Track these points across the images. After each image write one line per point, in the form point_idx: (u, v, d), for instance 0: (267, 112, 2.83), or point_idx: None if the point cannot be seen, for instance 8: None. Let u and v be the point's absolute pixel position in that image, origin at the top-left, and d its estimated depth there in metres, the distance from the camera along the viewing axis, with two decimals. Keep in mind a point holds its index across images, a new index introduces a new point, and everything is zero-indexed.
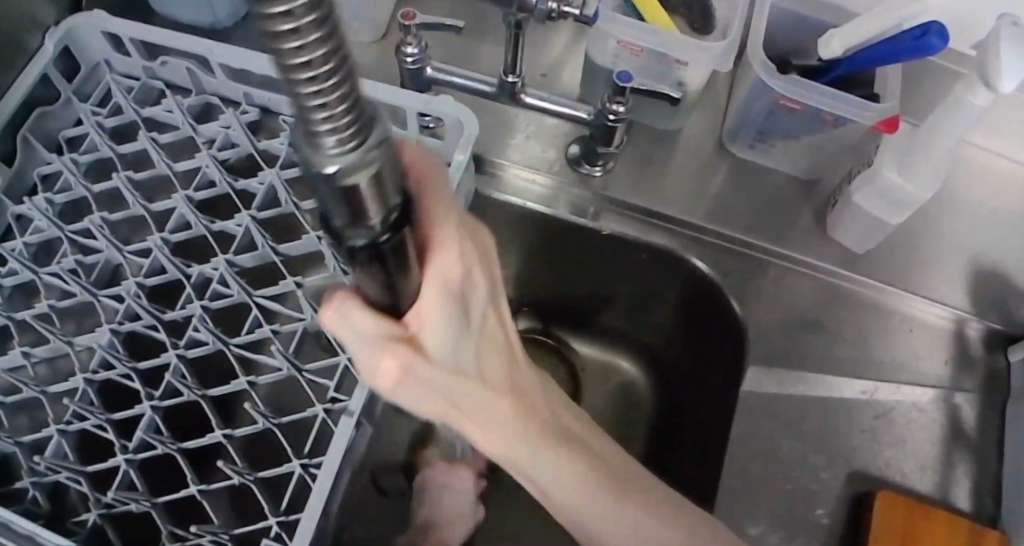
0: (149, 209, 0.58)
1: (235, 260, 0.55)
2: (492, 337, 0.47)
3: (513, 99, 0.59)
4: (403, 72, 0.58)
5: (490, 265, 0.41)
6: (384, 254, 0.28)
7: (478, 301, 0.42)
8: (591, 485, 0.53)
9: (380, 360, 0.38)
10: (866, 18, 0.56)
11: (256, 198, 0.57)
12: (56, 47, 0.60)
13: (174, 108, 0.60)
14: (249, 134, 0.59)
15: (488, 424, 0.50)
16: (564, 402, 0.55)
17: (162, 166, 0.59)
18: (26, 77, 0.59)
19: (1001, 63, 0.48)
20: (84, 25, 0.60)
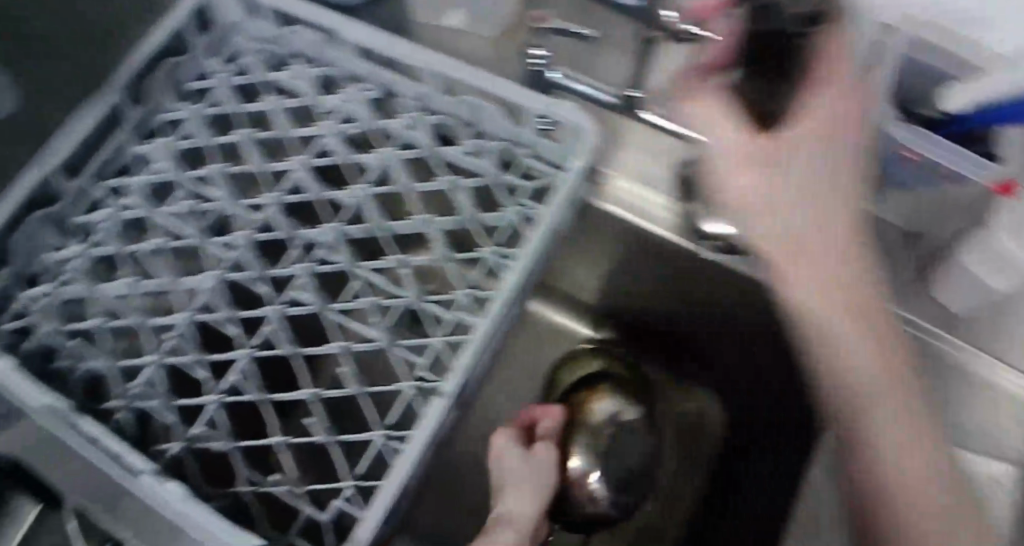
0: (267, 167, 0.60)
1: (346, 230, 0.57)
2: (806, 168, 0.54)
3: (632, 114, 0.60)
4: (528, 73, 0.59)
5: (793, 81, 0.53)
6: (764, 50, 0.51)
7: (811, 151, 0.54)
8: (867, 352, 0.56)
9: (739, 142, 0.55)
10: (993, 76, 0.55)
11: (369, 173, 0.59)
12: (194, 2, 0.62)
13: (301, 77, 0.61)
14: (370, 110, 0.61)
15: (786, 197, 0.56)
16: (869, 273, 0.57)
17: (283, 130, 0.61)
18: (164, 28, 0.60)
19: None
20: None
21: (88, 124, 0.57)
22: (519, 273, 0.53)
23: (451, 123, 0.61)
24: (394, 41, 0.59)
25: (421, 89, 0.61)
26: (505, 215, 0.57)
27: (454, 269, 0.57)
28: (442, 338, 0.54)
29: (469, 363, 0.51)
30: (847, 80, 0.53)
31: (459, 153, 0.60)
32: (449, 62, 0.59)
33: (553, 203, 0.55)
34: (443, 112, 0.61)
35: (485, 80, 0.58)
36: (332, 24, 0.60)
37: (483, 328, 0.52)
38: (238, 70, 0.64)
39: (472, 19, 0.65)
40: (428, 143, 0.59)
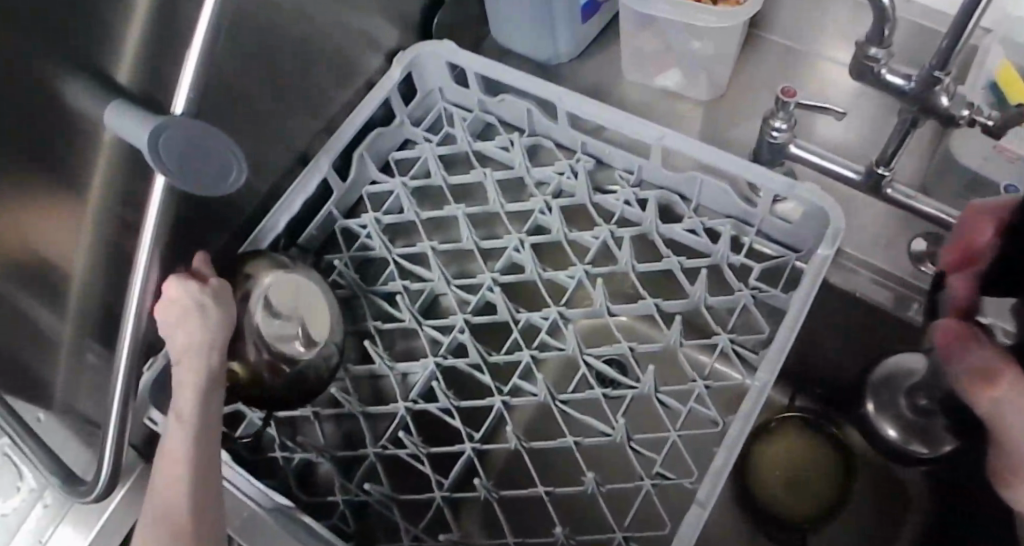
0: (479, 244, 0.60)
1: (567, 313, 0.57)
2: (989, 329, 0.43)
3: (872, 191, 0.56)
4: (762, 143, 0.56)
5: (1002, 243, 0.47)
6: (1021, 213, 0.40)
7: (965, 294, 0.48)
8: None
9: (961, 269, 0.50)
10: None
11: (589, 251, 0.59)
12: (403, 72, 0.64)
13: (512, 146, 0.62)
14: (589, 185, 0.60)
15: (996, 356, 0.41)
16: None
17: (495, 204, 0.61)
18: (376, 97, 0.63)
19: None
20: (431, 55, 0.64)
21: (297, 205, 0.60)
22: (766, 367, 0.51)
23: (673, 200, 0.60)
24: (614, 114, 0.59)
25: (638, 162, 0.60)
26: (737, 299, 0.55)
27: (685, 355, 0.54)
28: (678, 430, 0.52)
29: (724, 467, 0.49)
30: (974, 252, 0.50)
31: (679, 231, 0.58)
32: (674, 135, 0.57)
33: (798, 293, 0.53)
34: (659, 186, 0.61)
35: (716, 156, 0.56)
36: (549, 95, 0.61)
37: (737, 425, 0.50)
38: (440, 138, 0.66)
39: (685, 79, 0.65)
40: (651, 220, 0.58)
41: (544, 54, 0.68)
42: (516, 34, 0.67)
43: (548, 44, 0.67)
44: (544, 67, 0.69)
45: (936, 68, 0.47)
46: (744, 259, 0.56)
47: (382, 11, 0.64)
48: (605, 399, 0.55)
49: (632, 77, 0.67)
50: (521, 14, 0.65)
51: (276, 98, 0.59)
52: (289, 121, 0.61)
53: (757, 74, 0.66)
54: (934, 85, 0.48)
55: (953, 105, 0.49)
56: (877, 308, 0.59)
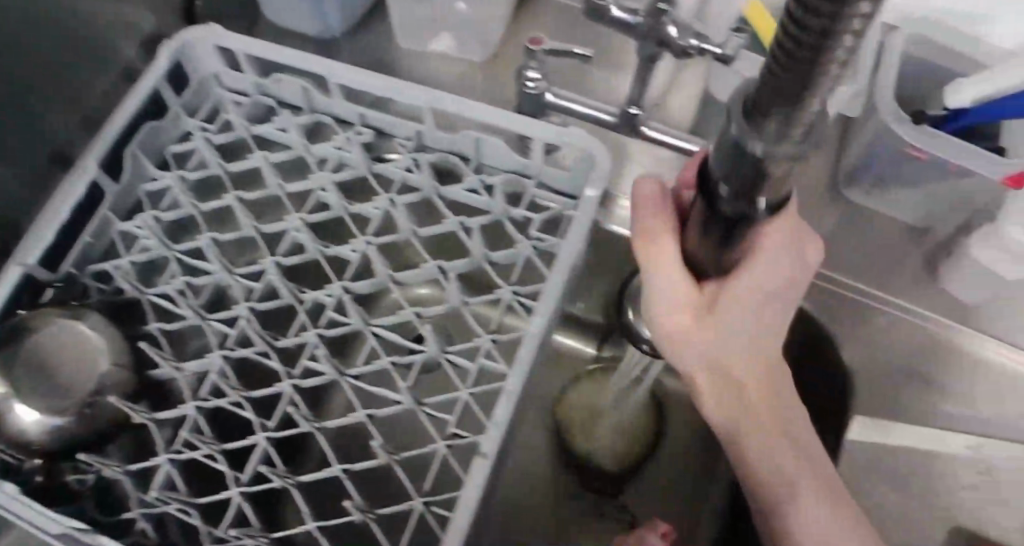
0: (260, 229, 0.60)
1: (351, 286, 0.56)
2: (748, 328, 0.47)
3: (632, 132, 0.58)
4: (521, 96, 0.58)
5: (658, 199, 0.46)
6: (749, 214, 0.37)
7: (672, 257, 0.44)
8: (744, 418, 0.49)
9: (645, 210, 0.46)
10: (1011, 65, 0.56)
11: (371, 222, 0.59)
12: (170, 59, 0.62)
13: (289, 127, 0.64)
14: (365, 157, 0.62)
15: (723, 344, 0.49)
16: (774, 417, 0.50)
17: (274, 186, 0.61)
18: (142, 87, 0.61)
19: None
20: (197, 40, 0.63)
21: (65, 214, 0.57)
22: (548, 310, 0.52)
23: (452, 160, 0.61)
24: (381, 82, 0.61)
25: (416, 127, 0.61)
26: (517, 252, 0.55)
27: (470, 313, 0.54)
28: (469, 388, 0.53)
29: (505, 418, 0.50)
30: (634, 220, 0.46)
31: (459, 192, 0.59)
32: (444, 96, 0.59)
33: (571, 237, 0.54)
34: (438, 149, 0.62)
35: (489, 112, 0.58)
36: (320, 69, 0.62)
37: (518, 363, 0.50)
38: (218, 126, 0.65)
39: (456, 44, 0.67)
40: (427, 183, 0.59)
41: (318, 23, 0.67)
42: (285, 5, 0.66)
43: (315, 13, 0.67)
44: (323, 43, 0.69)
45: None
46: (522, 212, 0.57)
47: None
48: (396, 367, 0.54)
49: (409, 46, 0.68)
50: None
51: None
52: None
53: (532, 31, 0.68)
54: (661, 17, 0.50)
55: (681, 34, 0.50)
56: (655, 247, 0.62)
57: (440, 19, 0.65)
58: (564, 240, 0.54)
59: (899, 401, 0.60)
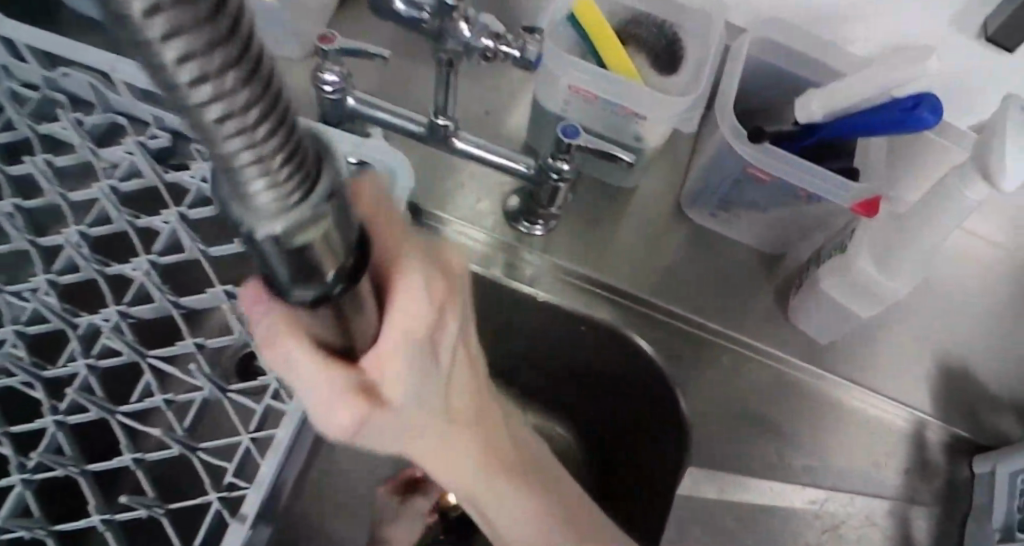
0: (34, 242, 0.54)
1: (131, 310, 0.52)
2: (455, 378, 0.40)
3: (443, 144, 0.52)
4: (321, 102, 0.52)
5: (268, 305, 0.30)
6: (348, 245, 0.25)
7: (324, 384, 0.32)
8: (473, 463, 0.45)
9: (270, 316, 0.30)
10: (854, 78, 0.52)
11: (159, 238, 0.56)
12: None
13: (68, 127, 0.57)
14: (153, 164, 0.57)
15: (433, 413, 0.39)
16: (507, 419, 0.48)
17: (54, 196, 0.55)
18: None
19: (1006, 163, 0.43)
20: None
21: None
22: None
23: None
24: None
25: None
26: None
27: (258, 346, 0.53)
28: (250, 433, 0.48)
29: (271, 472, 0.46)
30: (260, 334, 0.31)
31: None
32: None
33: None
34: None
35: None
36: (107, 66, 0.56)
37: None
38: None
39: None
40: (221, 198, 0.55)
41: None
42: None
43: None
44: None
45: None
46: None
47: None
48: (170, 405, 0.50)
49: None
50: None
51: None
52: None
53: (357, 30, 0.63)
54: (451, 14, 0.42)
55: (474, 34, 0.43)
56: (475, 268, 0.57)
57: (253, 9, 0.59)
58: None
59: (756, 460, 0.55)
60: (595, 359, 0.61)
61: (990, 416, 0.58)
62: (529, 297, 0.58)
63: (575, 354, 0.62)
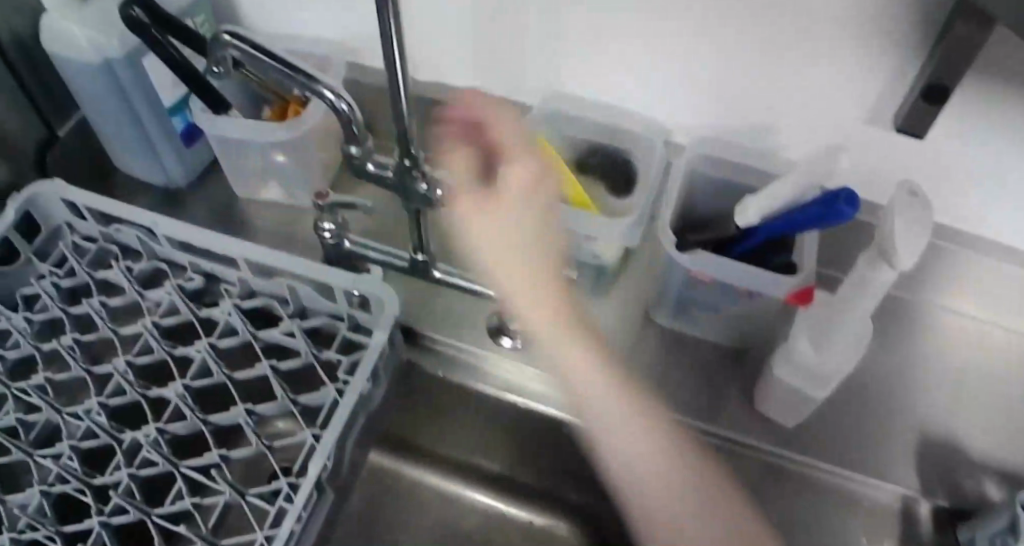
0: (90, 370, 0.67)
1: (166, 428, 0.62)
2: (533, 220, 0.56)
3: (426, 276, 0.61)
4: (323, 245, 0.61)
5: None
6: None
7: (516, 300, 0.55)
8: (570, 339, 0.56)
9: None
10: (783, 180, 0.58)
11: (191, 366, 0.65)
12: (18, 210, 0.70)
13: (119, 273, 0.69)
14: (189, 303, 0.67)
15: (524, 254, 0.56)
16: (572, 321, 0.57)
17: (106, 331, 0.68)
18: None
19: (902, 245, 0.50)
20: (46, 193, 0.71)
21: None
22: (331, 449, 0.56)
23: (273, 306, 0.66)
24: (204, 234, 0.66)
25: (237, 275, 0.66)
26: (323, 394, 0.60)
27: (273, 457, 0.60)
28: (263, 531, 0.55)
29: None
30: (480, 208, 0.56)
31: (272, 334, 0.64)
32: (249, 246, 0.64)
33: (358, 376, 0.58)
34: (262, 294, 0.67)
35: (281, 261, 0.62)
36: (149, 223, 0.67)
37: (298, 500, 0.54)
38: (66, 272, 0.72)
39: (287, 193, 0.74)
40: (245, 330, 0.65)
41: (157, 177, 0.75)
42: (128, 163, 0.74)
43: (158, 166, 0.74)
44: (173, 192, 0.76)
45: (404, 154, 0.52)
46: (327, 355, 0.62)
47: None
48: (198, 507, 0.59)
49: (252, 197, 0.76)
50: (126, 137, 0.71)
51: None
52: None
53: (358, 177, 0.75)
54: (408, 170, 0.53)
55: None
56: (466, 381, 0.63)
57: (271, 170, 0.72)
58: (353, 379, 0.58)
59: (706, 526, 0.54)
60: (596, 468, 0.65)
61: (969, 483, 0.61)
62: (515, 405, 0.63)
63: (568, 460, 0.66)
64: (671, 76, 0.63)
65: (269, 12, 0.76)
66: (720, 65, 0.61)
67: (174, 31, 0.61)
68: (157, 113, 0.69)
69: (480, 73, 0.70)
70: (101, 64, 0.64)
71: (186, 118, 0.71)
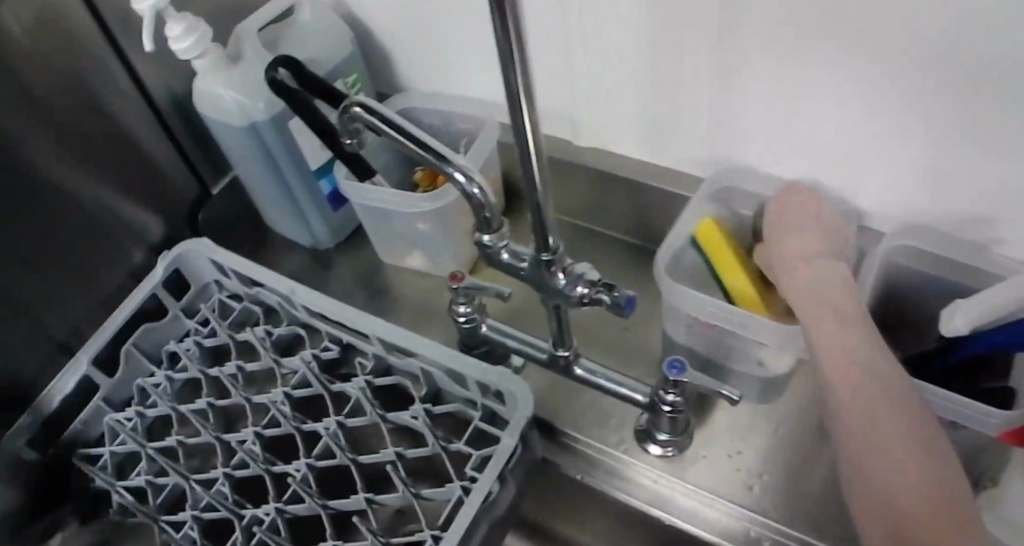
0: (220, 436, 0.66)
1: (286, 507, 0.61)
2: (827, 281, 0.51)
3: (564, 371, 0.55)
4: (458, 327, 0.58)
5: None
6: None
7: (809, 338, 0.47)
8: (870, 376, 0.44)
9: None
10: (990, 289, 0.50)
11: (317, 445, 0.63)
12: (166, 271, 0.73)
13: (259, 339, 0.69)
14: (322, 375, 0.65)
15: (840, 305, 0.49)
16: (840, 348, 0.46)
17: (239, 398, 0.67)
18: (139, 295, 0.72)
19: None
20: (196, 254, 0.73)
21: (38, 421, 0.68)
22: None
23: (405, 384, 0.64)
24: (340, 307, 0.64)
25: (372, 350, 0.64)
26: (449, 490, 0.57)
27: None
28: None
29: None
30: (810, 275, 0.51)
31: (402, 416, 0.61)
32: (383, 324, 0.62)
33: (481, 483, 0.53)
34: (395, 372, 0.65)
35: (415, 341, 0.60)
36: (288, 291, 0.67)
37: None
38: (209, 331, 0.74)
39: (429, 263, 0.71)
40: (373, 410, 0.62)
41: (304, 240, 0.75)
42: (278, 226, 0.74)
43: (305, 231, 0.74)
44: (318, 253, 0.76)
45: (541, 248, 0.46)
46: (456, 446, 0.58)
47: (149, 211, 0.75)
48: None
49: (396, 262, 0.74)
50: (275, 203, 0.71)
51: (38, 294, 0.68)
52: (58, 311, 0.71)
53: None
54: (547, 266, 0.47)
55: (569, 282, 0.47)
56: (600, 488, 0.57)
57: (413, 240, 0.69)
58: (480, 479, 0.54)
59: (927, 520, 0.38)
60: None
61: None
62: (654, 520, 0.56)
63: None
64: (864, 149, 0.55)
65: (429, 73, 0.74)
66: (927, 138, 0.52)
67: (318, 94, 0.60)
68: (303, 177, 0.68)
69: (648, 138, 0.65)
70: (247, 128, 0.64)
71: (333, 182, 0.70)
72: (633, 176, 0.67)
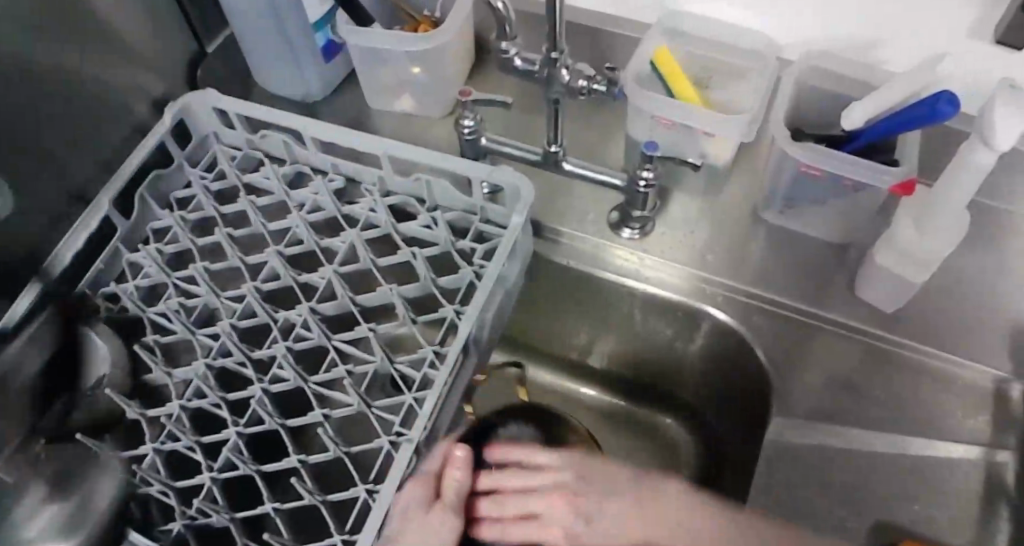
0: (245, 261, 0.72)
1: (318, 307, 0.68)
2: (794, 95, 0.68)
3: (555, 166, 0.71)
4: (462, 140, 0.68)
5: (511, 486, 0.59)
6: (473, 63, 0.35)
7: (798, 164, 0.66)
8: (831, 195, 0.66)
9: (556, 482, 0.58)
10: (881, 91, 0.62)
11: (338, 254, 0.72)
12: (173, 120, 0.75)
13: (271, 175, 0.75)
14: (334, 199, 0.74)
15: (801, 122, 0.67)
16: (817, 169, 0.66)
17: (258, 227, 0.74)
18: (148, 142, 0.74)
19: (994, 126, 0.51)
20: (198, 103, 0.76)
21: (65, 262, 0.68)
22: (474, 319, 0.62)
23: (410, 202, 0.73)
24: (351, 137, 0.72)
25: (378, 174, 0.73)
26: (462, 275, 0.66)
27: (418, 331, 0.66)
28: (413, 394, 0.59)
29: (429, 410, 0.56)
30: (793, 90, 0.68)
31: (413, 226, 0.71)
32: (392, 145, 0.70)
33: (497, 258, 0.63)
34: (400, 193, 0.74)
35: (425, 155, 0.69)
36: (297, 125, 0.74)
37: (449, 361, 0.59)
38: (214, 176, 0.77)
39: (415, 103, 0.81)
40: (388, 221, 0.71)
41: (298, 92, 0.83)
42: (273, 79, 0.81)
43: (299, 82, 0.81)
44: (307, 107, 0.84)
45: (550, 49, 0.58)
46: (464, 242, 0.69)
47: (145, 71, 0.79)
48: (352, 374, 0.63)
49: (382, 108, 0.83)
50: (270, 56, 0.78)
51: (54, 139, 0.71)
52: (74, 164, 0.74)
53: (484, 90, 0.82)
54: (555, 63, 0.59)
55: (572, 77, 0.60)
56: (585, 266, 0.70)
57: (403, 82, 0.78)
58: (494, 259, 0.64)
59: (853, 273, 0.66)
60: (717, 350, 0.71)
61: None
62: (631, 288, 0.70)
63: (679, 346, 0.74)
64: None
65: None
66: None
67: None
68: (303, 27, 0.75)
69: None
70: None
71: (326, 36, 0.78)
72: (591, 23, 0.78)
